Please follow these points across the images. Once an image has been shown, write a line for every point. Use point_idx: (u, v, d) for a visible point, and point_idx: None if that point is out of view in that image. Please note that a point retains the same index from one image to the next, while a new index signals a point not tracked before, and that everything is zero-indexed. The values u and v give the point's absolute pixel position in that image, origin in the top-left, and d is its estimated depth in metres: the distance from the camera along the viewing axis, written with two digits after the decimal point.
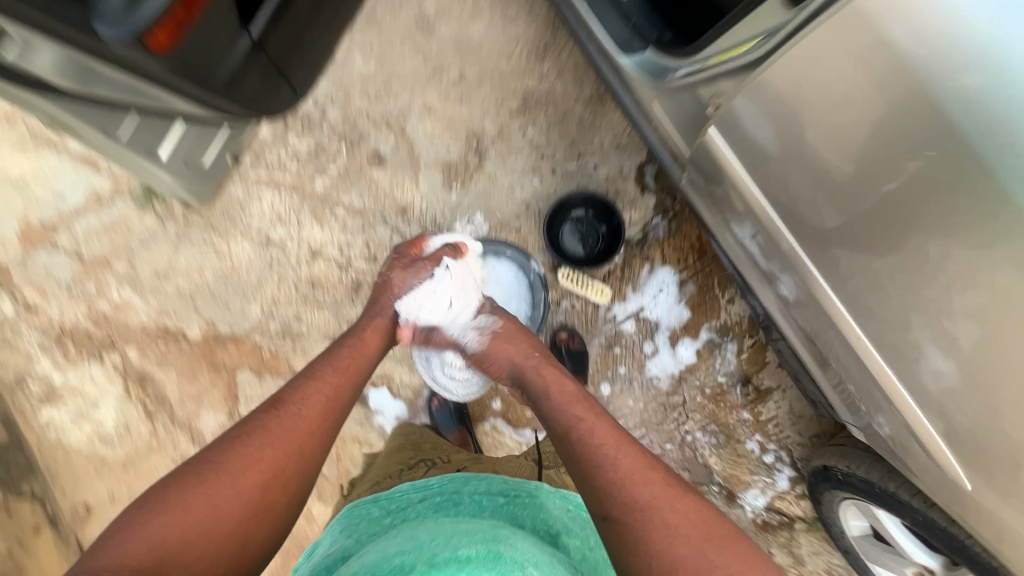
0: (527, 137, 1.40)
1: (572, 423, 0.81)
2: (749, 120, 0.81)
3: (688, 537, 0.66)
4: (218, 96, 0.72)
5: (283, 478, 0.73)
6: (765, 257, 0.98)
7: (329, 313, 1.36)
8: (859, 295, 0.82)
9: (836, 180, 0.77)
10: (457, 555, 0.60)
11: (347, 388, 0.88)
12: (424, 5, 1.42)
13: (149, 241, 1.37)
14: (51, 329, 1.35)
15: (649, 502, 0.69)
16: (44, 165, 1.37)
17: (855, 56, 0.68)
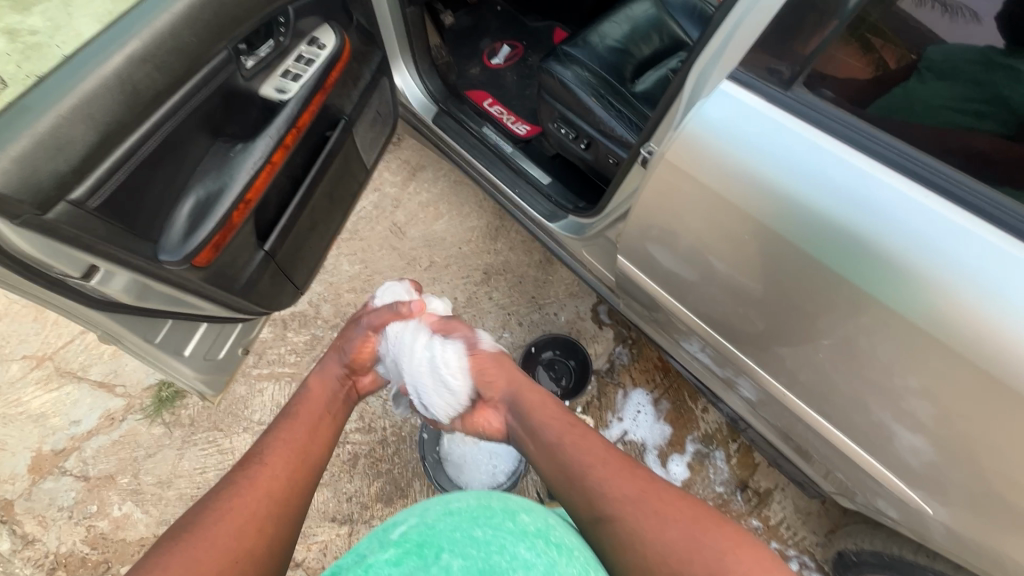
0: (493, 300, 1.64)
1: (554, 439, 0.86)
2: (665, 258, 0.97)
3: (676, 521, 0.72)
4: (237, 293, 0.92)
5: (258, 524, 0.72)
6: (717, 364, 1.10)
7: (327, 492, 1.38)
8: (813, 385, 0.88)
9: (745, 289, 0.87)
10: (450, 511, 0.68)
11: (315, 434, 0.88)
12: (396, 217, 1.78)
13: (154, 450, 1.45)
14: (45, 561, 1.33)
15: (638, 498, 0.75)
16: (64, 396, 1.51)
17: (701, 198, 0.81)
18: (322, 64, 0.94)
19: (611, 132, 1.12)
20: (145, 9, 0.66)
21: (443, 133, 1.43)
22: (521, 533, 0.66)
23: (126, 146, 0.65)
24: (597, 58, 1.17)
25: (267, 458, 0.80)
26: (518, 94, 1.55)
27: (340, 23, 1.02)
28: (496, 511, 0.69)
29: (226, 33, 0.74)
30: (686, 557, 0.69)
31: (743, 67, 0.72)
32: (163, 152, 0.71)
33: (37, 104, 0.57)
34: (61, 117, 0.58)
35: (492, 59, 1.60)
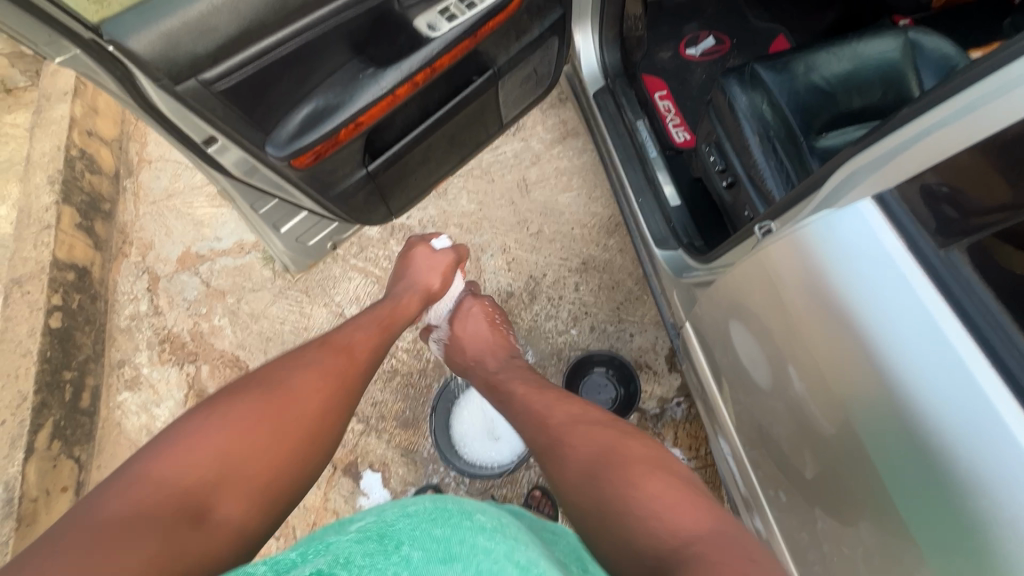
0: (577, 293, 1.59)
1: (532, 409, 0.95)
2: (744, 350, 0.87)
3: (606, 446, 0.79)
4: (332, 201, 0.99)
5: (314, 413, 0.85)
6: (744, 481, 1.00)
7: None
8: (834, 559, 0.76)
9: (809, 422, 0.75)
10: (407, 513, 0.65)
11: (363, 364, 0.99)
12: (528, 172, 1.76)
13: (259, 287, 1.71)
14: (161, 331, 1.68)
15: (561, 436, 0.83)
16: (220, 215, 1.82)
17: (798, 304, 0.71)
18: (484, 10, 0.91)
19: (758, 181, 0.96)
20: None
21: (597, 114, 1.35)
22: (479, 529, 0.66)
23: (263, 45, 0.71)
24: (787, 93, 0.99)
25: (318, 365, 0.93)
26: (697, 96, 1.38)
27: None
28: (450, 513, 0.67)
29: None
30: (595, 472, 0.75)
31: (896, 193, 0.63)
32: (299, 58, 0.77)
33: None
34: (210, 6, 0.65)
35: (688, 48, 1.43)
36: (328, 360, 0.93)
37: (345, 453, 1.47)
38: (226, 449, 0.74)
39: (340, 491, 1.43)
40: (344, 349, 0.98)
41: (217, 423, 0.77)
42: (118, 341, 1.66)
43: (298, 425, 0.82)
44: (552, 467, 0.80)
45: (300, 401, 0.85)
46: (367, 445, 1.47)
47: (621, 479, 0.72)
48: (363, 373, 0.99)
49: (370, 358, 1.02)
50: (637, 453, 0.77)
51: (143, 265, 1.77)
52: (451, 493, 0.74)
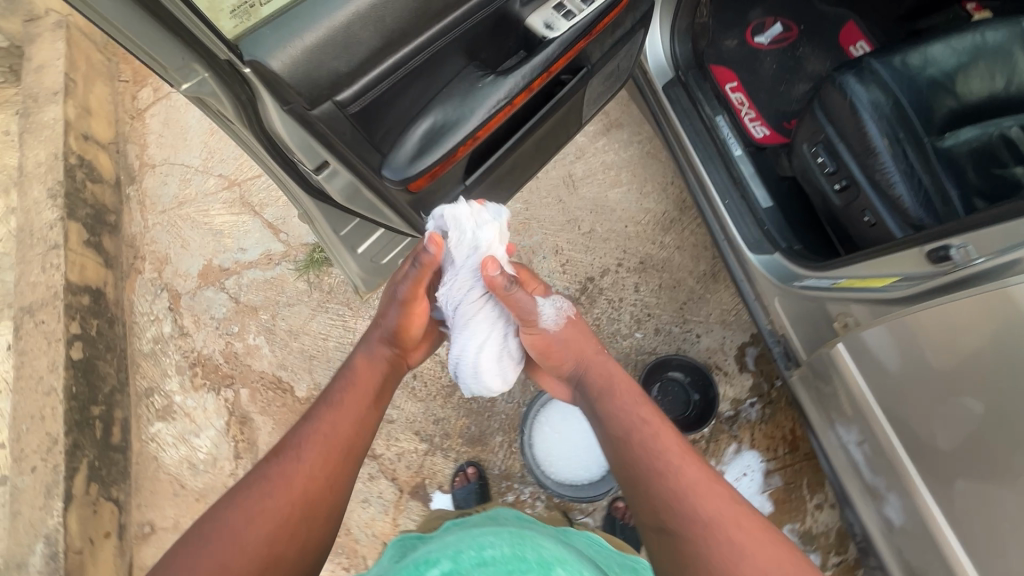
0: (638, 293, 1.53)
1: (655, 464, 0.75)
2: (873, 338, 0.87)
3: (765, 549, 0.68)
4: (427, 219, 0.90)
5: (321, 484, 0.75)
6: (872, 469, 0.95)
7: (420, 407, 1.44)
8: (985, 530, 0.79)
9: (954, 402, 0.80)
10: (484, 561, 0.61)
11: (359, 416, 0.83)
12: (574, 167, 1.67)
13: (294, 302, 1.59)
14: (190, 354, 1.54)
15: (717, 519, 0.69)
16: (240, 224, 1.67)
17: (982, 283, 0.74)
18: (601, 5, 0.82)
19: (885, 188, 0.91)
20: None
21: (669, 109, 1.27)
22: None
23: (401, 56, 0.61)
24: (908, 91, 0.94)
25: (322, 420, 0.81)
26: (770, 87, 1.31)
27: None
28: (531, 564, 0.61)
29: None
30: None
31: None
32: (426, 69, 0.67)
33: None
34: (354, 16, 0.55)
35: (756, 36, 1.36)
36: (330, 415, 0.82)
37: (411, 475, 1.39)
38: (252, 530, 0.69)
39: (410, 515, 1.36)
40: (341, 393, 0.85)
41: (231, 513, 0.71)
42: (143, 367, 1.52)
43: (315, 501, 0.74)
44: (705, 554, 0.67)
45: (311, 475, 0.75)
46: (434, 465, 1.40)
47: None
48: (358, 425, 0.83)
49: (365, 400, 0.86)
50: (782, 555, 0.69)
51: (161, 283, 1.62)
52: (524, 535, 0.69)
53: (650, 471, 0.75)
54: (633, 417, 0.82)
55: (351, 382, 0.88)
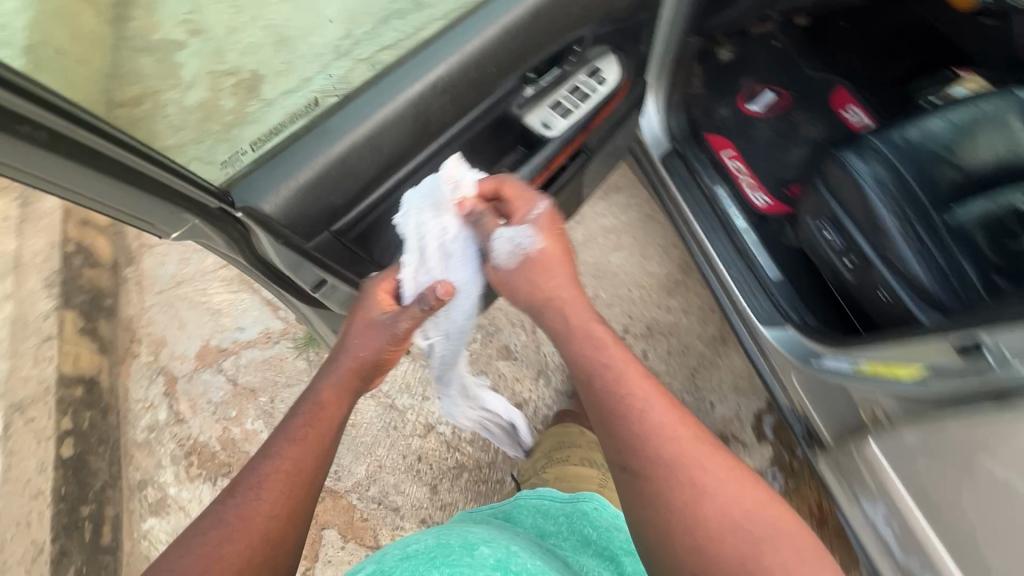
0: (646, 361, 1.49)
1: (632, 410, 0.66)
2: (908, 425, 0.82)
3: (733, 498, 0.60)
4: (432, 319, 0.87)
5: (281, 526, 0.62)
6: (905, 549, 0.90)
7: (426, 491, 1.39)
8: None
9: (980, 471, 0.75)
10: (406, 556, 0.72)
11: (319, 446, 0.67)
12: (574, 232, 1.65)
13: (294, 382, 1.54)
14: (186, 442, 1.47)
15: (733, 505, 0.59)
16: (238, 301, 1.63)
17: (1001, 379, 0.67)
18: (596, 100, 0.83)
19: (896, 262, 0.89)
20: (458, 36, 0.61)
21: (669, 178, 1.28)
22: (477, 565, 0.69)
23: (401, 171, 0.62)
24: (913, 166, 0.92)
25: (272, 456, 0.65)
26: (768, 153, 1.31)
27: (630, 55, 0.89)
28: (453, 549, 0.72)
29: (519, 59, 0.68)
30: (716, 530, 0.58)
31: None
32: None
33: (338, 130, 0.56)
34: (352, 146, 0.56)
35: (749, 103, 1.37)
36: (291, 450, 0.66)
37: None
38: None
39: None
40: (306, 428, 0.66)
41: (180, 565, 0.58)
42: (136, 458, 1.45)
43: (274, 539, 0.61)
44: (670, 504, 0.60)
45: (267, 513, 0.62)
46: None
47: (738, 532, 0.57)
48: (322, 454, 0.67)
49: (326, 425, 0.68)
50: (755, 496, 0.60)
51: (155, 366, 1.54)
52: (452, 528, 0.80)
53: (611, 410, 0.66)
54: (592, 362, 0.70)
55: (315, 412, 0.69)
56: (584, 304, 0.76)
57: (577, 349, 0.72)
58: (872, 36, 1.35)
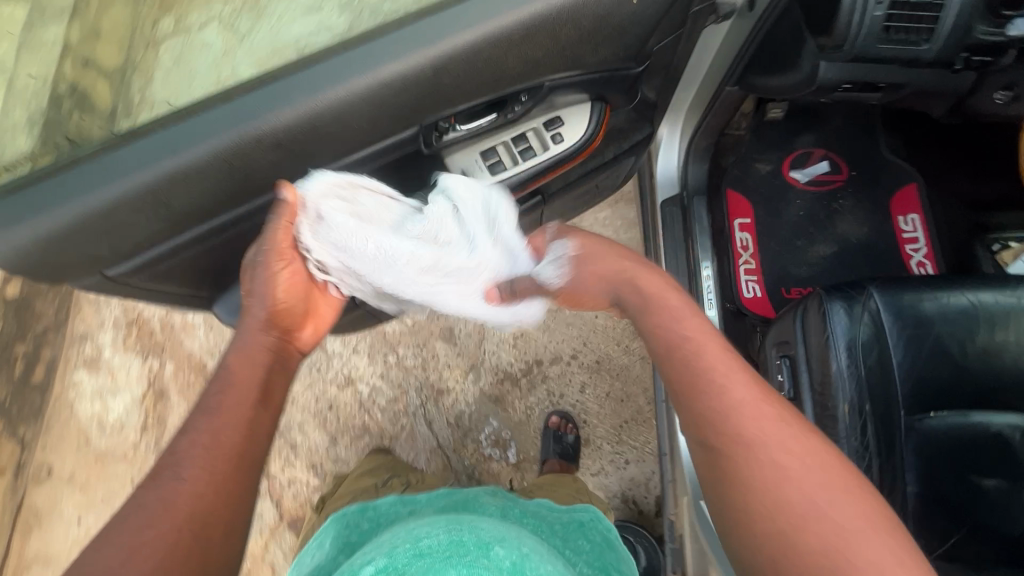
0: (581, 395, 1.41)
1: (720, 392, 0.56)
2: None
3: (829, 498, 0.50)
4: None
5: (234, 458, 0.51)
6: None
7: (326, 440, 1.40)
8: None
9: None
10: (421, 552, 0.59)
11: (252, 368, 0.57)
12: None
13: None
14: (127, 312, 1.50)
15: (767, 446, 0.53)
16: None
17: None
18: (546, 160, 0.67)
19: None
20: (320, 72, 0.47)
21: (660, 231, 1.10)
22: (492, 571, 0.57)
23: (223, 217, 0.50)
24: (909, 349, 0.74)
25: (210, 404, 0.53)
26: (786, 236, 1.10)
27: (617, 105, 0.71)
28: (469, 548, 0.60)
29: (418, 112, 0.53)
30: (806, 520, 0.49)
31: None
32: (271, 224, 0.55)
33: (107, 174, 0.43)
34: (116, 199, 0.43)
35: (793, 169, 1.14)
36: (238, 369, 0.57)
37: (295, 505, 1.37)
38: (172, 519, 0.47)
39: (281, 545, 1.35)
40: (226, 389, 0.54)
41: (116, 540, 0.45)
42: (80, 311, 1.49)
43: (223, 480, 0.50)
44: (747, 481, 0.52)
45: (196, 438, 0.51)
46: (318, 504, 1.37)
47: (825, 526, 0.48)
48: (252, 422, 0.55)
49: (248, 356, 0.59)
50: (813, 444, 0.53)
51: None
52: (463, 519, 0.66)
53: (690, 384, 0.58)
54: (672, 335, 0.62)
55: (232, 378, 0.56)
56: (668, 289, 0.67)
57: (656, 319, 0.65)
58: (964, 143, 1.11)
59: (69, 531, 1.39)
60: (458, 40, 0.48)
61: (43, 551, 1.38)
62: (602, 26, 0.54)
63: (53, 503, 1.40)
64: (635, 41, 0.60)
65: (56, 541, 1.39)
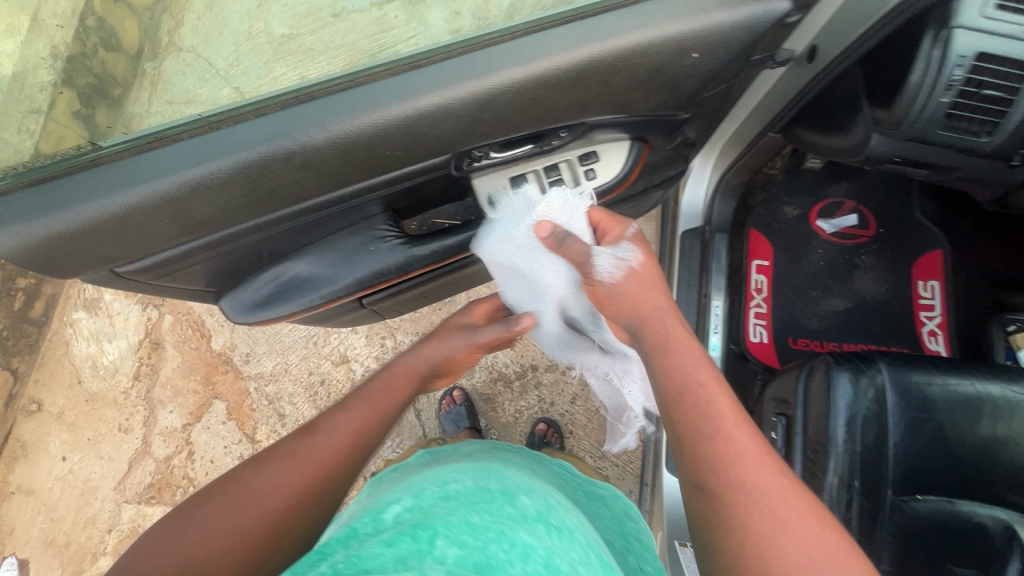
0: (571, 405, 1.41)
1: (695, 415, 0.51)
2: None
3: (810, 536, 0.44)
4: (306, 325, 0.77)
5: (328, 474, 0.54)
6: None
7: (314, 413, 1.41)
8: None
9: None
10: (448, 496, 0.52)
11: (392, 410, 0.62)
12: None
13: None
14: None
15: (751, 481, 0.47)
16: None
17: None
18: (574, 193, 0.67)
19: None
20: (361, 97, 0.45)
21: (676, 260, 1.09)
22: (516, 516, 0.50)
23: (241, 227, 0.50)
24: (909, 430, 0.74)
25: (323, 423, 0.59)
26: (801, 285, 1.08)
27: (656, 145, 0.69)
28: (494, 495, 0.53)
29: (454, 143, 0.51)
30: (775, 548, 0.43)
31: None
32: (292, 232, 0.55)
33: (136, 176, 0.42)
34: (144, 200, 0.43)
35: (820, 217, 1.11)
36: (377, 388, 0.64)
37: None
38: (251, 520, 0.50)
39: None
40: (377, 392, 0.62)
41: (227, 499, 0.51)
42: None
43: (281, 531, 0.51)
44: (731, 532, 0.45)
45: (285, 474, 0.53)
46: None
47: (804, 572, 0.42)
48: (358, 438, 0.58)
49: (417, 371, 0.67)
50: (789, 493, 0.46)
51: None
52: (495, 469, 0.60)
53: (674, 419, 0.52)
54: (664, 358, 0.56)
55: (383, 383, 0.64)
56: (664, 299, 0.62)
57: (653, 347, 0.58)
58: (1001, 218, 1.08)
59: (52, 467, 1.40)
60: (505, 76, 0.47)
61: (25, 482, 1.40)
62: (656, 76, 0.52)
63: (40, 437, 1.42)
64: (688, 90, 0.57)
65: (39, 475, 1.40)
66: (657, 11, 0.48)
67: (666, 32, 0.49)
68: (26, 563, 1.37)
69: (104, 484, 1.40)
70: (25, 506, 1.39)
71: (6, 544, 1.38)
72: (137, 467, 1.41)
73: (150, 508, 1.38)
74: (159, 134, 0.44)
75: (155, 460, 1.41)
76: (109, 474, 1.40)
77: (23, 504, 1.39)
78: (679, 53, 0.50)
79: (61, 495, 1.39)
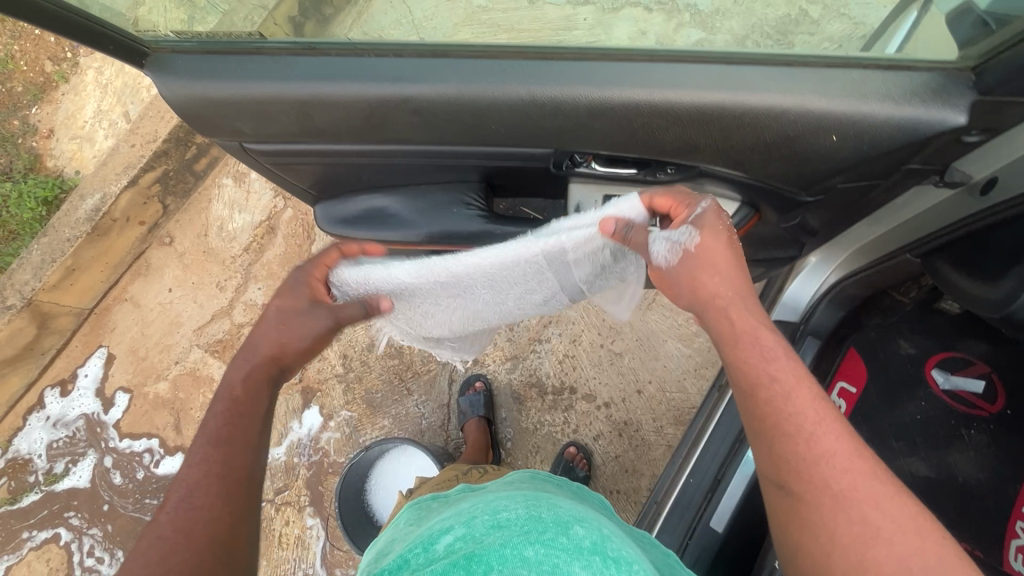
0: (592, 442, 1.37)
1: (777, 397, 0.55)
2: None
3: (872, 493, 0.50)
4: None
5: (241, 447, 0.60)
6: None
7: (366, 341, 1.51)
8: None
9: None
10: (499, 526, 0.52)
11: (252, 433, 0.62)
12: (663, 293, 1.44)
13: None
14: None
15: (821, 443, 0.53)
16: None
17: None
18: None
19: None
20: (493, 69, 0.51)
21: None
22: (573, 548, 0.50)
23: (347, 146, 0.59)
24: None
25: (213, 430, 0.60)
26: (880, 432, 0.96)
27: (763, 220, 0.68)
28: (548, 525, 0.52)
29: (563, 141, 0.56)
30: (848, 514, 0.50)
31: None
32: (397, 172, 0.63)
33: (282, 74, 0.54)
34: (277, 95, 0.54)
35: (936, 368, 0.97)
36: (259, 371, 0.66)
37: (315, 378, 1.51)
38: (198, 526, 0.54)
39: (288, 402, 1.50)
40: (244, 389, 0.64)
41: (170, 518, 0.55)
42: None
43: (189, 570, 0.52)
44: (798, 491, 0.52)
45: (168, 531, 0.54)
46: (331, 388, 1.50)
47: (883, 538, 0.48)
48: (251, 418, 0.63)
49: (265, 389, 0.66)
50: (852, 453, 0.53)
51: None
52: (541, 494, 0.60)
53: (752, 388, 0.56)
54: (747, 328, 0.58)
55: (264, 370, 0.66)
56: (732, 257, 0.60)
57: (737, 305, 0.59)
58: None
59: (159, 293, 1.65)
60: (621, 91, 0.50)
61: (135, 296, 1.66)
62: (786, 143, 0.53)
63: (160, 265, 1.67)
64: (821, 171, 0.56)
65: (147, 294, 1.66)
66: (807, 83, 0.50)
67: (803, 104, 0.50)
68: (110, 358, 1.62)
69: (188, 325, 1.62)
70: (128, 314, 1.65)
71: (103, 337, 1.64)
72: (216, 322, 1.61)
73: (212, 359, 1.58)
74: (314, 46, 0.54)
75: (231, 322, 1.60)
76: (195, 318, 1.62)
77: (127, 312, 1.65)
78: (815, 128, 0.51)
79: (156, 318, 1.64)
